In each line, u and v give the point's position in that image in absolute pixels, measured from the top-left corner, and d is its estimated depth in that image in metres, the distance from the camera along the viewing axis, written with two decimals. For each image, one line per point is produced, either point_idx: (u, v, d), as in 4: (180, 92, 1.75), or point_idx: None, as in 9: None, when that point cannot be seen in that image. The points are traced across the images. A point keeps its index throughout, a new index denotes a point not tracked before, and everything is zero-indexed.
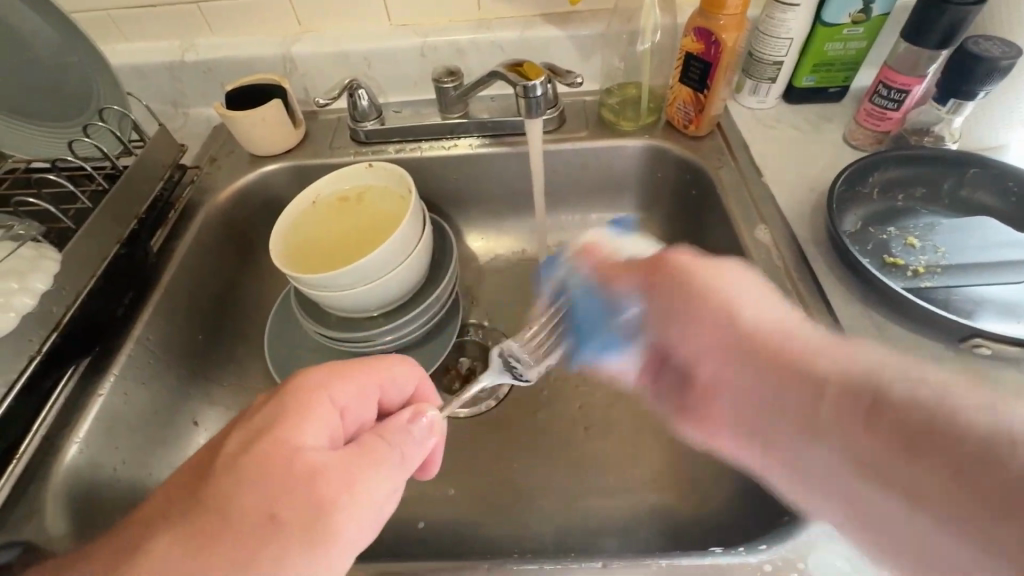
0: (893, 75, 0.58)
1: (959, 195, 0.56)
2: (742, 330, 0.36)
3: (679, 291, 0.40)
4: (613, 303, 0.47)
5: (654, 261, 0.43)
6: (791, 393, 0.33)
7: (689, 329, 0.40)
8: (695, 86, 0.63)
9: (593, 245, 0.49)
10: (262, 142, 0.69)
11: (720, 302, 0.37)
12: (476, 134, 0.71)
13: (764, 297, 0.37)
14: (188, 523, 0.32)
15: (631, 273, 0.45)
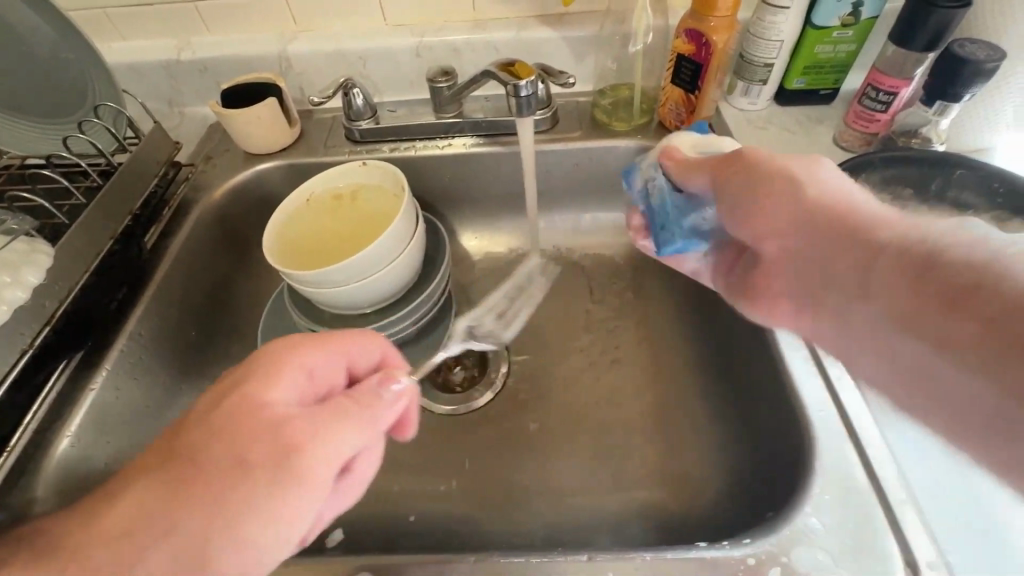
0: (881, 77, 0.59)
1: (946, 196, 0.56)
2: (815, 209, 0.38)
3: (750, 180, 0.42)
4: (694, 199, 0.50)
5: (727, 156, 0.45)
6: (848, 260, 0.35)
7: (759, 210, 0.42)
8: (686, 87, 0.64)
9: (672, 147, 0.52)
10: (257, 140, 0.70)
11: (810, 185, 0.39)
12: (470, 133, 0.72)
13: (833, 172, 0.40)
14: (164, 473, 0.33)
15: (699, 170, 0.47)
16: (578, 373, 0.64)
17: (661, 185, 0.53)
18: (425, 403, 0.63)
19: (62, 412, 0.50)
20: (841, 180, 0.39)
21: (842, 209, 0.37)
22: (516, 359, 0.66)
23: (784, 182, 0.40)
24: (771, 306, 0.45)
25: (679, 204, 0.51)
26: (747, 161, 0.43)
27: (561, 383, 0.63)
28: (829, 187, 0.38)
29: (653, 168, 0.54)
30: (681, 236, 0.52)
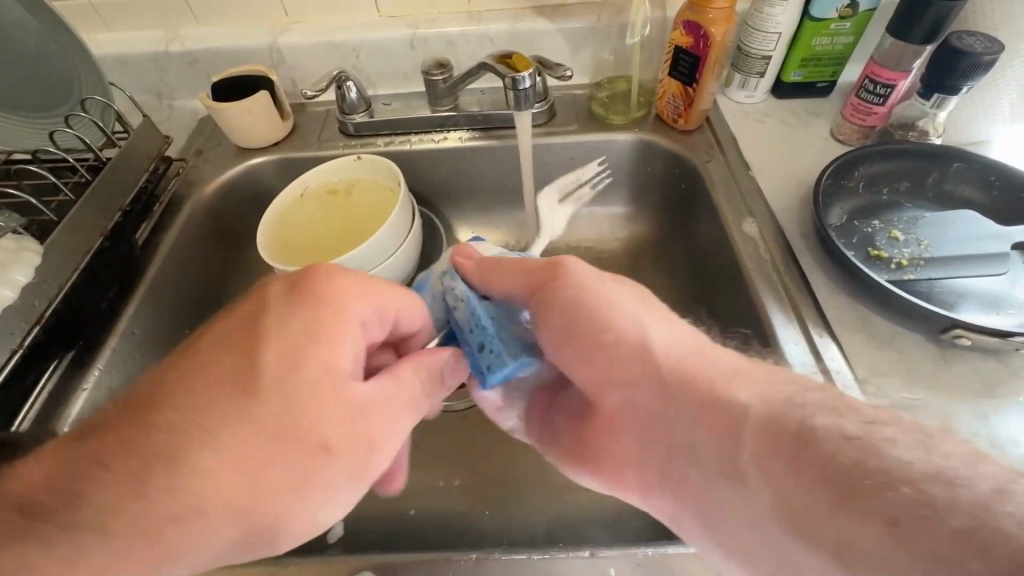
0: (879, 70, 0.58)
1: (943, 188, 0.56)
2: (655, 354, 0.37)
3: (563, 306, 0.40)
4: (511, 307, 0.44)
5: (547, 266, 0.42)
6: (704, 433, 0.33)
7: (586, 359, 0.40)
8: (684, 79, 0.64)
9: (467, 247, 0.48)
10: (249, 134, 0.69)
11: (629, 324, 0.39)
12: (465, 127, 0.71)
13: (674, 330, 0.39)
14: (221, 412, 0.32)
15: (507, 273, 0.43)
16: None
17: (462, 291, 0.45)
18: None
19: (53, 412, 0.49)
20: (676, 330, 0.39)
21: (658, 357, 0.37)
22: None
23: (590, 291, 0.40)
24: (612, 468, 0.42)
25: (492, 313, 0.44)
26: (536, 275, 0.42)
27: None
28: (626, 303, 0.40)
29: (450, 276, 0.46)
30: (513, 355, 0.43)
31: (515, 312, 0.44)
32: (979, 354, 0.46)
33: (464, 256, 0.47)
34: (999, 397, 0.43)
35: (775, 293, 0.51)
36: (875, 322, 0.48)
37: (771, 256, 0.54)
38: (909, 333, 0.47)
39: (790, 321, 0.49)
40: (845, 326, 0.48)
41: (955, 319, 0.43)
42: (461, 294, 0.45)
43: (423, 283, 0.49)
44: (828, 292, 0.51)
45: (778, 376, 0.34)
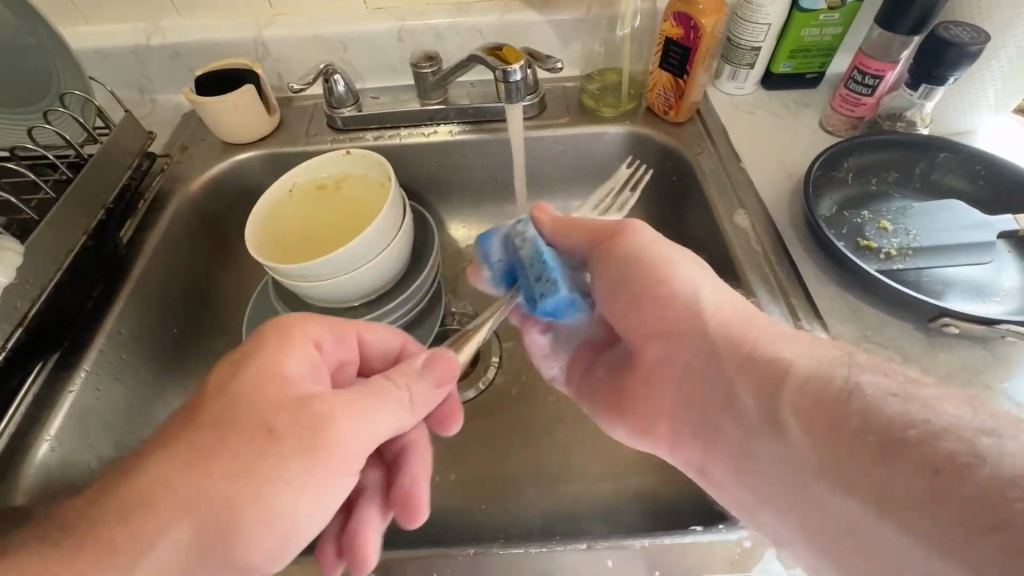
0: (867, 60, 0.59)
1: (931, 178, 0.57)
2: (710, 321, 0.39)
3: (652, 266, 0.42)
4: (569, 254, 0.49)
5: (615, 222, 0.46)
6: (748, 389, 0.35)
7: (651, 307, 0.42)
8: (674, 71, 0.63)
9: (546, 206, 0.51)
10: (235, 128, 0.67)
11: (684, 285, 0.41)
12: (455, 120, 0.70)
13: (729, 295, 0.41)
14: (186, 444, 0.34)
15: (578, 230, 0.48)
16: None
17: (528, 238, 0.49)
18: None
19: (39, 415, 0.48)
20: (730, 292, 0.41)
21: (705, 309, 0.40)
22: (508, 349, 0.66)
23: (674, 245, 0.43)
24: (647, 423, 0.44)
25: (535, 257, 0.48)
26: (608, 231, 0.46)
27: None
28: (692, 268, 0.42)
29: (522, 224, 0.51)
30: (569, 293, 0.47)
31: (551, 260, 0.48)
32: (966, 341, 0.46)
33: (541, 213, 0.50)
34: (985, 383, 0.44)
35: (767, 285, 0.51)
36: (865, 311, 0.49)
37: (762, 247, 0.54)
38: (899, 322, 0.48)
39: (782, 313, 0.49)
40: (835, 316, 0.49)
41: (944, 308, 0.44)
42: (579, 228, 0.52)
43: (493, 241, 0.53)
44: (818, 282, 0.51)
45: (823, 355, 0.34)
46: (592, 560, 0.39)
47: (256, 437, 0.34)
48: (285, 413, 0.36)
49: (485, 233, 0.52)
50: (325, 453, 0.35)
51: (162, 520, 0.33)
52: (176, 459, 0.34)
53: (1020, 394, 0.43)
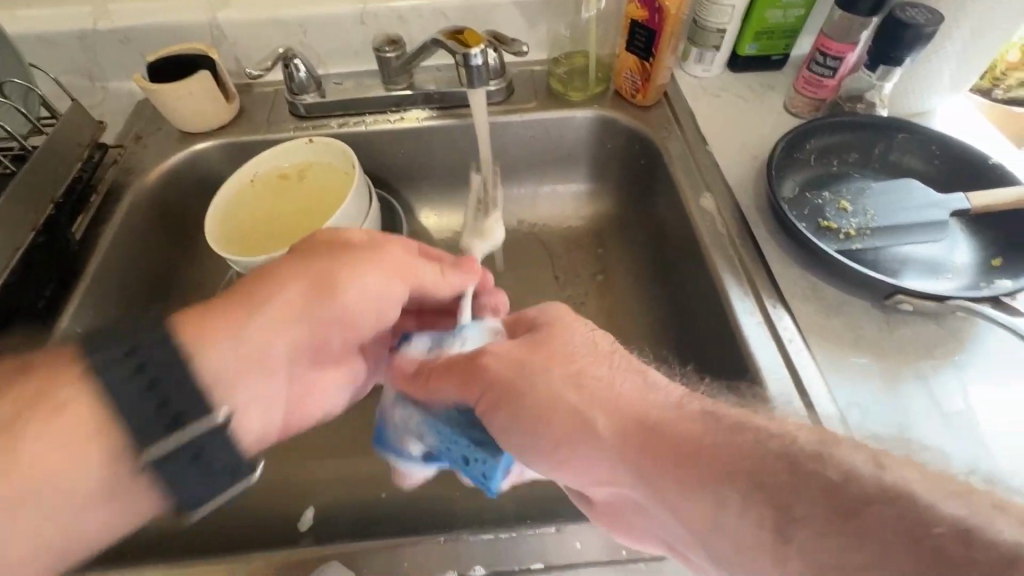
0: (829, 42, 0.59)
1: (889, 159, 0.58)
2: (620, 421, 0.33)
3: (534, 408, 0.36)
4: (442, 418, 0.42)
5: (466, 357, 0.41)
6: (691, 489, 0.29)
7: (548, 439, 0.35)
8: (640, 54, 0.63)
9: (401, 359, 0.47)
10: (192, 117, 0.65)
11: (574, 404, 0.35)
12: (422, 106, 0.69)
13: (620, 372, 0.37)
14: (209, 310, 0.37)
15: (439, 376, 0.42)
16: None
17: (420, 422, 0.43)
18: None
19: None
20: (616, 369, 0.38)
21: (606, 406, 0.34)
22: None
23: (545, 356, 0.38)
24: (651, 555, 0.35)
25: (449, 423, 0.41)
26: (493, 376, 0.38)
27: None
28: (575, 340, 0.40)
29: (398, 404, 0.45)
30: (495, 445, 0.39)
31: (466, 413, 0.41)
32: (920, 317, 0.48)
33: (400, 372, 0.46)
34: (937, 357, 0.46)
35: (732, 268, 0.52)
36: (824, 289, 0.50)
37: (727, 230, 0.55)
38: (857, 301, 0.50)
39: (746, 295, 0.50)
40: (797, 295, 0.50)
41: (898, 286, 0.45)
42: (461, 344, 0.46)
43: (394, 442, 0.46)
44: (781, 263, 0.52)
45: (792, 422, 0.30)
46: (561, 542, 0.40)
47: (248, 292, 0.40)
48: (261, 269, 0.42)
49: (381, 437, 0.46)
50: (315, 250, 0.43)
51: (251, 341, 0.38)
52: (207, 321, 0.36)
53: (969, 367, 0.45)
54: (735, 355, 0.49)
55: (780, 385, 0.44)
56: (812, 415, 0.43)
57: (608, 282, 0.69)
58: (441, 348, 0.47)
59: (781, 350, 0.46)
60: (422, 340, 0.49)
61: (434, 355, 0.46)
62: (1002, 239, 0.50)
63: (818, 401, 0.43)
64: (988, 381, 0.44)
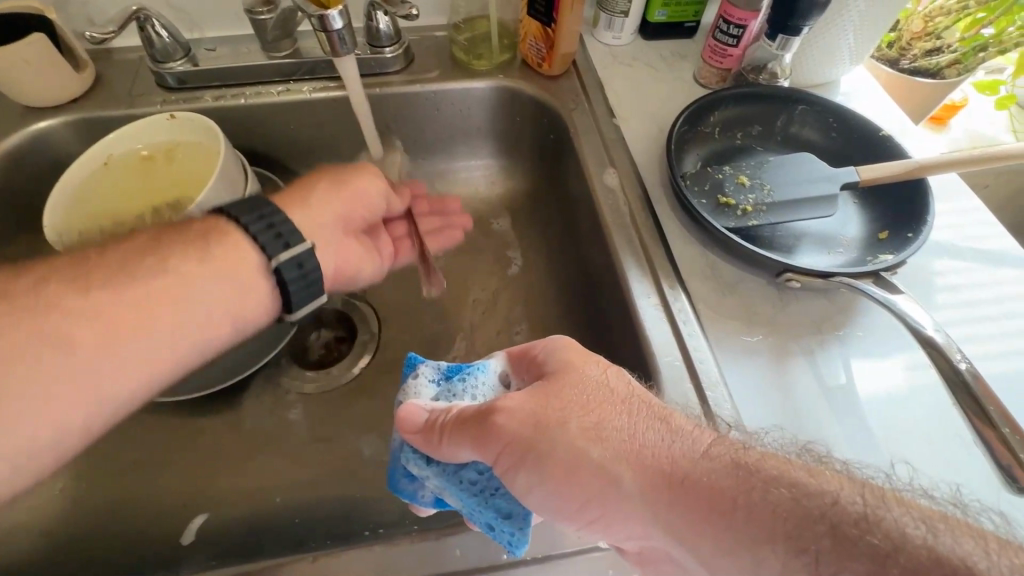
0: (731, 9, 0.57)
1: (789, 132, 0.58)
2: (650, 471, 0.31)
3: (561, 459, 0.32)
4: (463, 469, 0.36)
5: (478, 411, 0.34)
6: (734, 556, 0.28)
7: (573, 495, 0.32)
8: (543, 20, 0.59)
9: (407, 409, 0.37)
10: (32, 90, 0.56)
11: (604, 458, 0.32)
12: (312, 76, 0.62)
13: (644, 422, 0.33)
14: (96, 282, 0.36)
15: (456, 438, 0.34)
16: (453, 335, 0.61)
17: (438, 482, 0.37)
18: (285, 382, 0.58)
19: None
20: (638, 415, 0.34)
21: (633, 457, 0.31)
22: (387, 325, 0.62)
23: (559, 405, 0.34)
24: None
25: (473, 486, 0.36)
26: (509, 435, 0.33)
27: (433, 345, 0.61)
28: (591, 383, 0.35)
29: (410, 459, 0.38)
30: (525, 511, 0.35)
31: (486, 467, 0.36)
32: (811, 294, 0.48)
33: (409, 428, 0.37)
34: (824, 333, 0.46)
35: (632, 250, 0.51)
36: (722, 268, 0.50)
37: (629, 209, 0.53)
38: (756, 279, 0.49)
39: (645, 277, 0.49)
40: (696, 275, 0.49)
41: (787, 264, 0.46)
42: (472, 393, 0.39)
43: (410, 487, 0.40)
44: (681, 241, 0.51)
45: (721, 444, 0.32)
46: (440, 551, 0.39)
47: (121, 268, 0.37)
48: (129, 249, 0.39)
49: (395, 482, 0.40)
50: (196, 225, 0.41)
51: (135, 298, 0.36)
52: (90, 302, 0.35)
53: (852, 342, 0.46)
54: (632, 339, 0.48)
55: (671, 369, 0.44)
56: (700, 399, 0.42)
57: (523, 263, 0.66)
58: (451, 399, 0.39)
59: (675, 333, 0.46)
60: (424, 383, 0.41)
61: (445, 408, 0.36)
62: (890, 215, 0.51)
63: (710, 394, 0.42)
64: (872, 356, 0.45)
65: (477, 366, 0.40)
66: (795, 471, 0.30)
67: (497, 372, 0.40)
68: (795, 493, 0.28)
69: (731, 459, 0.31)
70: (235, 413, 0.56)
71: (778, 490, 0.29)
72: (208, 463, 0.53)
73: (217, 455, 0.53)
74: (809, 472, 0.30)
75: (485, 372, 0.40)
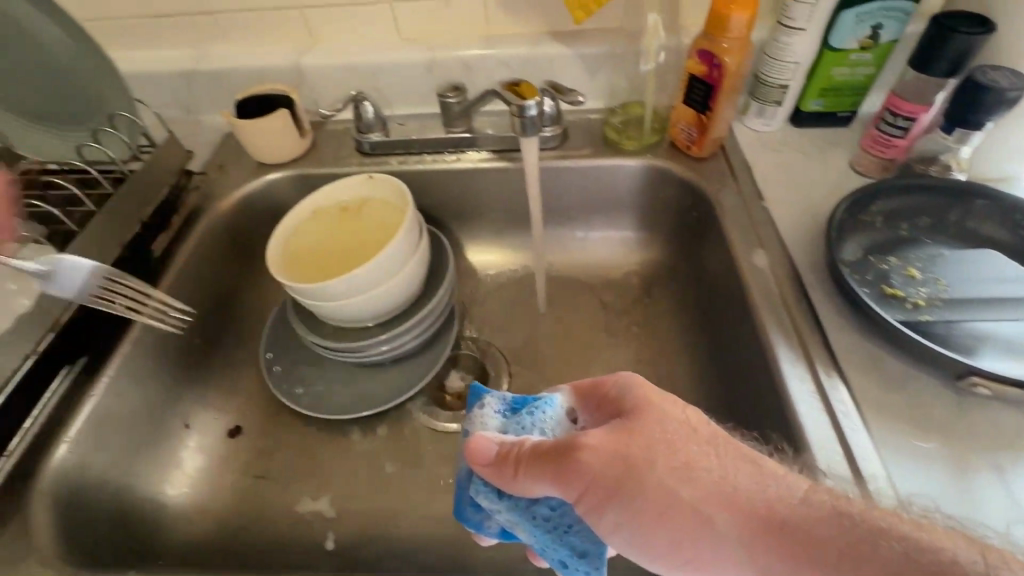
0: (900, 101, 0.56)
1: (966, 226, 0.54)
2: (740, 508, 0.32)
3: (650, 493, 0.33)
4: (533, 502, 0.35)
5: (559, 446, 0.34)
6: None
7: (661, 531, 0.33)
8: (697, 107, 0.63)
9: (477, 441, 0.36)
10: (269, 151, 0.70)
11: (695, 495, 0.32)
12: (480, 149, 0.72)
13: (733, 460, 0.34)
14: None
15: (533, 474, 0.34)
16: None
17: (509, 516, 0.36)
18: (421, 417, 0.62)
19: (61, 418, 0.48)
20: (726, 457, 0.34)
21: (727, 497, 0.32)
22: (517, 377, 0.66)
23: (645, 443, 0.34)
24: None
25: (546, 523, 0.35)
26: (594, 472, 0.33)
27: None
28: (672, 422, 0.35)
29: (482, 492, 0.37)
30: (600, 549, 0.35)
31: (558, 502, 0.35)
32: (999, 405, 0.43)
33: (479, 460, 0.36)
34: (1016, 450, 0.41)
35: (785, 332, 0.49)
36: (886, 362, 0.47)
37: (781, 290, 0.53)
38: (927, 377, 0.45)
39: (796, 360, 0.47)
40: (855, 365, 0.46)
41: (972, 366, 0.42)
42: (542, 428, 0.38)
43: (476, 517, 0.39)
44: (838, 327, 0.49)
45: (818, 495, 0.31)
46: None
47: None
48: None
49: (460, 510, 0.39)
50: None
51: None
52: None
53: (993, 428, 0.42)
54: (784, 424, 0.45)
55: (833, 465, 0.41)
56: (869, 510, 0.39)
57: (654, 335, 0.67)
58: (521, 431, 0.38)
59: (836, 427, 0.43)
60: (489, 414, 0.39)
61: (517, 441, 0.35)
62: None
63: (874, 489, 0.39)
64: (1005, 437, 0.42)
65: (543, 399, 0.39)
66: (903, 524, 0.29)
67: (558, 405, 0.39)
68: (905, 545, 0.28)
69: (848, 508, 0.30)
70: (381, 438, 0.61)
71: (887, 543, 0.29)
72: (354, 481, 0.58)
73: (362, 472, 0.59)
74: (918, 526, 0.29)
75: (550, 407, 0.39)
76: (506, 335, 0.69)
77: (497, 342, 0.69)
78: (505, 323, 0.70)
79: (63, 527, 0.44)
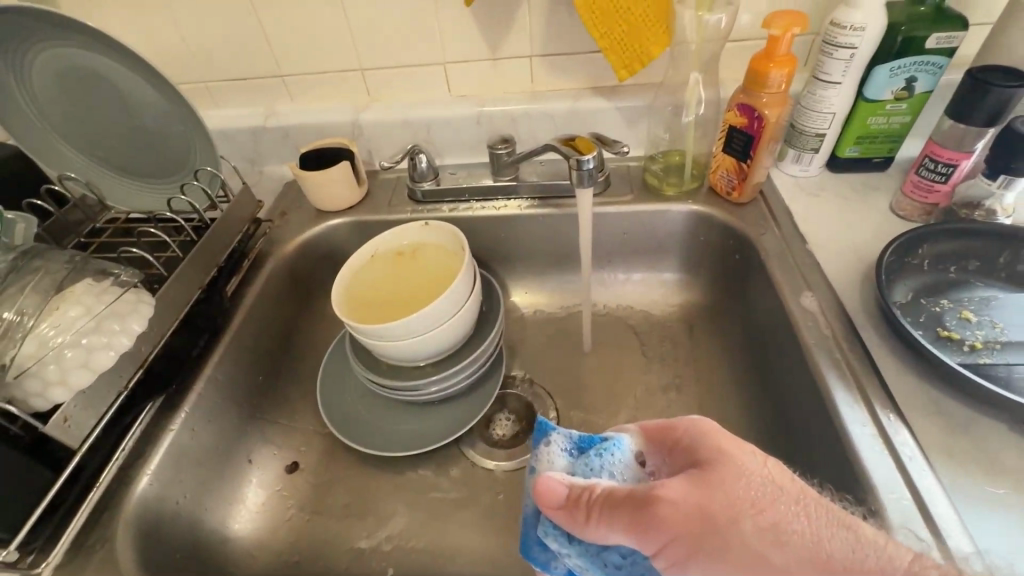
0: (939, 149, 0.59)
1: (1016, 269, 0.55)
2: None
3: (737, 556, 0.33)
4: (606, 550, 0.36)
5: (638, 497, 0.34)
6: None
7: None
8: (738, 156, 0.66)
9: (546, 484, 0.37)
10: (329, 199, 0.75)
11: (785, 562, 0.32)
12: (525, 196, 0.75)
13: (822, 524, 0.33)
14: None
15: (616, 525, 0.34)
16: None
17: (579, 561, 0.37)
18: (472, 455, 0.64)
19: (143, 451, 0.51)
20: (814, 518, 0.34)
21: (818, 563, 0.32)
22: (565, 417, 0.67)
23: (730, 501, 0.34)
24: None
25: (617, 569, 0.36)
26: (678, 528, 0.33)
27: None
28: (755, 478, 0.35)
29: (550, 534, 0.37)
30: None
31: (629, 550, 0.36)
32: None
33: (550, 504, 0.37)
34: None
35: (841, 374, 0.50)
36: (946, 405, 0.47)
37: (832, 332, 0.53)
38: (989, 421, 0.45)
39: (856, 402, 0.48)
40: (915, 408, 0.47)
41: None
42: (610, 471, 0.39)
43: (542, 556, 0.39)
44: (894, 368, 0.50)
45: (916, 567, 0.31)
46: None
47: None
48: None
49: (527, 548, 0.39)
50: None
51: None
52: None
53: None
54: (847, 468, 0.45)
55: (904, 510, 0.41)
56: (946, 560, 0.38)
57: (702, 376, 0.68)
58: (589, 474, 0.39)
59: (902, 470, 0.43)
60: (557, 454, 0.41)
61: (586, 486, 0.36)
62: None
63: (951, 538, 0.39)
64: None
65: (610, 442, 0.40)
66: None
67: (626, 449, 0.40)
68: None
69: None
70: (433, 476, 0.62)
71: None
72: (410, 519, 0.59)
73: (416, 510, 0.60)
74: None
75: (617, 451, 0.40)
76: (552, 374, 0.71)
77: (543, 381, 0.70)
78: (550, 362, 0.72)
79: (142, 557, 0.46)
